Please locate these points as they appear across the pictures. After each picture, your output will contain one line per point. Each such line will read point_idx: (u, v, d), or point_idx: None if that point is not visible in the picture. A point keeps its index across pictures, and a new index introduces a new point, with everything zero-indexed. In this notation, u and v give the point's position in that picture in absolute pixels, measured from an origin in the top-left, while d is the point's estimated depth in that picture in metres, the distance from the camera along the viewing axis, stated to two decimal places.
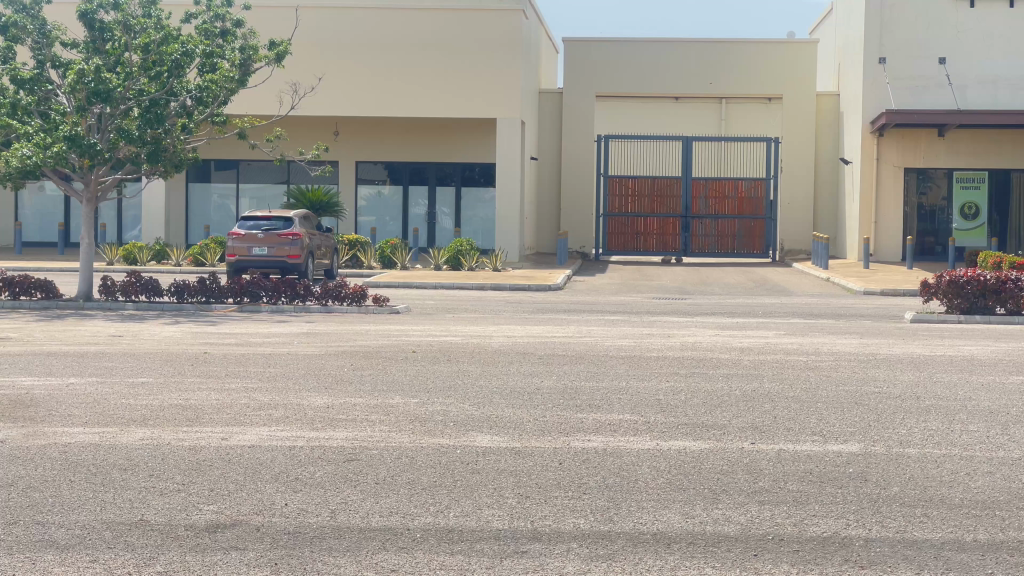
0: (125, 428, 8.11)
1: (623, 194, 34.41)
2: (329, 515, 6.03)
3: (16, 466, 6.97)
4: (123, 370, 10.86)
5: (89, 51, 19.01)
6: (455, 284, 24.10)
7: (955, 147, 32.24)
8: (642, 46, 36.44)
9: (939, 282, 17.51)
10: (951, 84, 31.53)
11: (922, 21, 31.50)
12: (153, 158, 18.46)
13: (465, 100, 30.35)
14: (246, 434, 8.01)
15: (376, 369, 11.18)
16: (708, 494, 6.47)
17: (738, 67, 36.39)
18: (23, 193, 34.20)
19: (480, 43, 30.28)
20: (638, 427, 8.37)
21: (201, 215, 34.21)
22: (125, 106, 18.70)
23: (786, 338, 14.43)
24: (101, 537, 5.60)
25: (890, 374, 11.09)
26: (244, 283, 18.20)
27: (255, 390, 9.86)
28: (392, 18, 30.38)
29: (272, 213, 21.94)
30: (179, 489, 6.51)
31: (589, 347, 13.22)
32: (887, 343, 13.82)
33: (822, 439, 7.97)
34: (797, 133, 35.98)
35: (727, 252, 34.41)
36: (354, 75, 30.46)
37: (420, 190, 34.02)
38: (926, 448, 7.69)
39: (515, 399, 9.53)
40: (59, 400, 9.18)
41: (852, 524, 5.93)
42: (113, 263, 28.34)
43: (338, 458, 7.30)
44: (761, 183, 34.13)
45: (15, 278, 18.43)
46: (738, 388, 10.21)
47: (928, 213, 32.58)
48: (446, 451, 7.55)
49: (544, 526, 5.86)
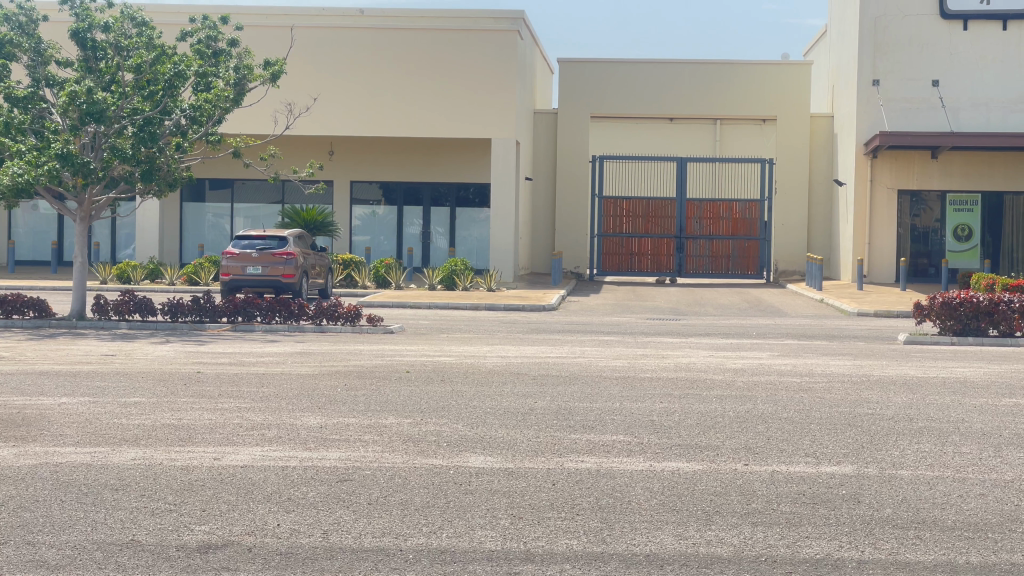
0: (117, 448, 8.10)
1: (619, 215, 34.60)
2: (321, 536, 6.02)
3: (8, 486, 6.96)
4: (116, 390, 10.80)
5: (83, 70, 18.89)
6: (448, 304, 24.07)
7: (948, 168, 32.14)
8: (637, 67, 36.42)
9: (933, 303, 17.53)
10: (944, 107, 31.65)
11: (915, 43, 31.62)
12: (147, 177, 18.43)
13: (459, 121, 30.35)
14: (239, 454, 8.00)
15: (369, 390, 11.14)
16: (701, 516, 6.46)
17: (732, 87, 36.37)
18: (16, 212, 34.26)
19: (475, 62, 30.25)
20: (632, 448, 8.37)
21: (197, 235, 34.27)
22: (120, 124, 18.64)
23: (779, 359, 14.49)
24: (92, 558, 5.59)
25: (884, 396, 11.06)
26: (239, 303, 18.11)
27: (248, 410, 9.84)
28: (387, 38, 30.46)
29: (267, 232, 21.91)
30: (171, 510, 6.50)
31: (583, 368, 13.19)
32: (881, 364, 13.85)
33: (815, 460, 7.97)
34: (790, 155, 36.05)
35: (721, 273, 34.27)
36: (348, 96, 30.54)
37: (415, 210, 34.09)
38: (920, 470, 7.69)
39: (509, 420, 9.53)
40: (52, 420, 9.13)
41: (845, 545, 5.93)
42: (107, 281, 28.20)
43: (330, 479, 7.29)
44: (755, 204, 34.03)
45: (8, 297, 18.32)
46: (732, 409, 10.21)
47: (922, 234, 32.58)
48: (439, 471, 7.54)
49: (537, 547, 5.85)
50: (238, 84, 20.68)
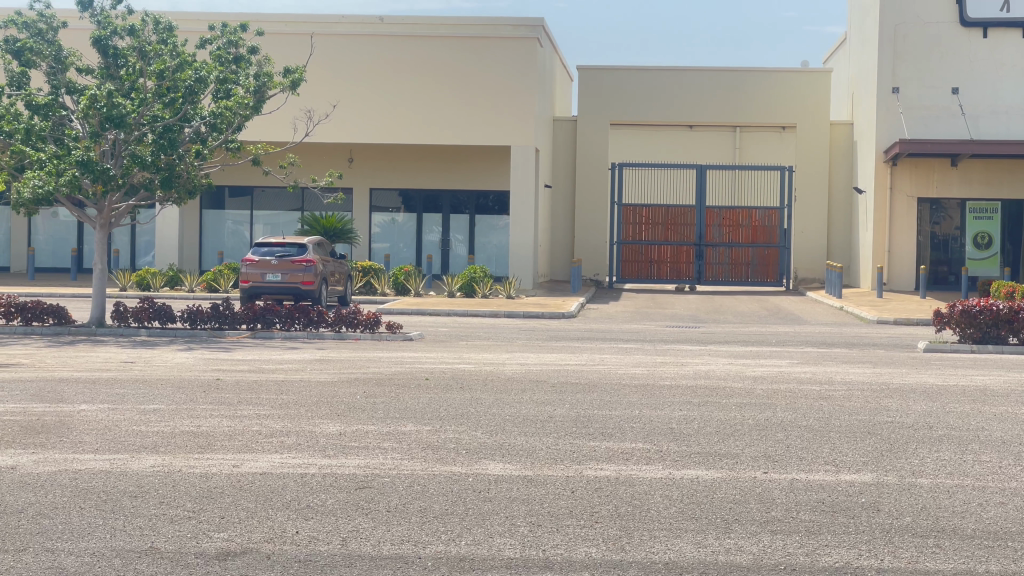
0: (135, 455, 8.12)
1: (638, 223, 34.33)
2: (340, 543, 6.02)
3: (27, 493, 6.97)
4: (136, 398, 10.83)
5: (103, 77, 19.06)
6: (468, 312, 24.08)
7: (967, 176, 32.09)
8: (654, 74, 36.44)
9: (952, 311, 17.47)
10: (964, 114, 31.56)
11: (935, 52, 31.56)
12: (167, 185, 18.46)
13: (478, 130, 30.38)
14: (258, 461, 8.01)
15: (389, 397, 11.16)
16: (720, 524, 6.45)
17: (750, 94, 36.37)
18: (36, 219, 34.36)
19: (496, 72, 30.27)
20: (650, 456, 8.36)
21: (216, 242, 34.35)
22: (140, 132, 18.69)
23: (798, 367, 14.45)
24: (110, 565, 5.60)
25: (903, 404, 11.03)
26: (258, 310, 18.17)
27: (267, 417, 9.85)
28: (408, 46, 30.49)
29: (286, 239, 21.97)
30: (190, 517, 6.50)
31: (602, 375, 13.18)
32: (900, 372, 13.84)
33: (835, 468, 7.95)
34: (809, 163, 35.97)
35: (741, 281, 34.39)
36: (368, 104, 30.57)
37: (435, 218, 34.11)
38: (940, 478, 7.67)
39: (528, 427, 9.52)
40: (71, 427, 9.16)
41: (864, 554, 5.91)
42: (127, 289, 28.30)
43: (349, 486, 7.30)
44: (775, 212, 34.15)
45: (27, 303, 18.39)
46: (751, 417, 10.19)
47: (941, 242, 32.52)
48: (457, 479, 7.54)
49: (556, 555, 5.85)
50: (258, 91, 20.73)
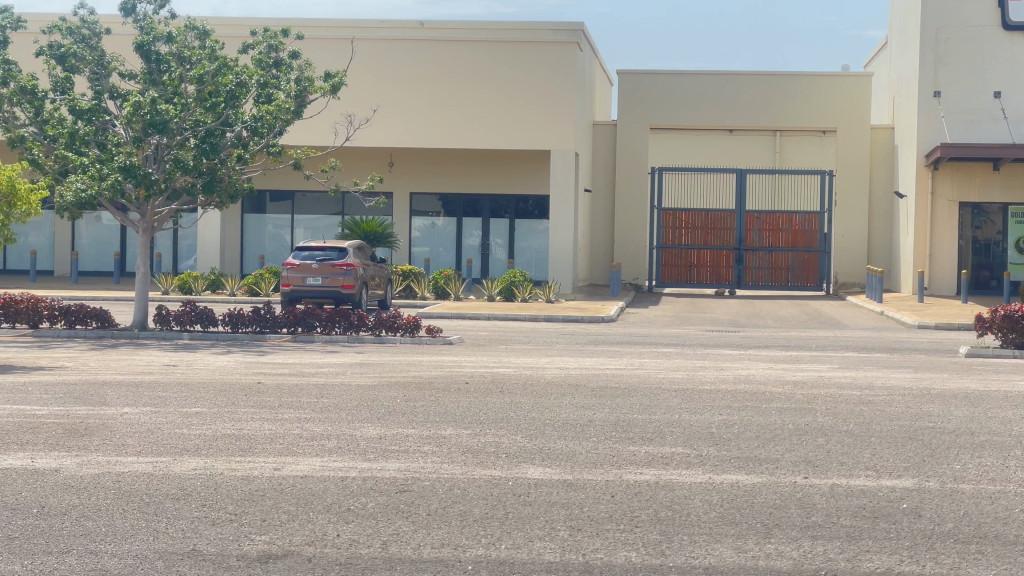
0: (178, 458, 8.16)
1: (678, 227, 34.49)
2: (380, 546, 6.05)
3: (72, 495, 7.02)
4: (177, 401, 10.88)
5: (146, 82, 19.10)
6: (507, 316, 24.09)
7: (1010, 181, 31.82)
8: (694, 78, 36.39)
9: (994, 315, 17.36)
10: (1007, 119, 31.42)
11: (977, 55, 31.41)
12: (209, 188, 18.66)
13: (518, 133, 30.38)
14: (299, 465, 8.05)
15: (428, 401, 11.19)
16: (760, 529, 6.45)
17: (791, 98, 36.24)
18: (80, 223, 34.56)
19: (536, 76, 30.26)
20: (690, 461, 8.36)
21: (257, 246, 34.53)
22: (182, 136, 18.85)
23: (838, 372, 14.40)
24: (153, 567, 5.64)
25: (944, 410, 10.97)
26: (299, 313, 18.22)
27: (308, 421, 9.89)
28: (448, 50, 30.57)
29: (326, 243, 22.01)
30: (231, 519, 6.54)
31: (642, 380, 13.18)
32: (941, 377, 13.76)
33: (876, 474, 7.93)
34: (850, 167, 35.84)
35: (780, 286, 34.22)
36: (409, 108, 30.67)
37: (474, 222, 34.10)
38: (981, 484, 7.64)
39: (568, 431, 9.53)
40: (113, 430, 9.23)
41: (906, 560, 5.89)
42: (170, 293, 28.44)
43: (390, 489, 7.32)
44: (815, 216, 33.97)
45: (71, 306, 18.48)
46: (791, 422, 10.17)
47: (983, 247, 32.35)
48: (497, 482, 7.56)
49: (596, 559, 5.86)
50: (300, 95, 20.79)
